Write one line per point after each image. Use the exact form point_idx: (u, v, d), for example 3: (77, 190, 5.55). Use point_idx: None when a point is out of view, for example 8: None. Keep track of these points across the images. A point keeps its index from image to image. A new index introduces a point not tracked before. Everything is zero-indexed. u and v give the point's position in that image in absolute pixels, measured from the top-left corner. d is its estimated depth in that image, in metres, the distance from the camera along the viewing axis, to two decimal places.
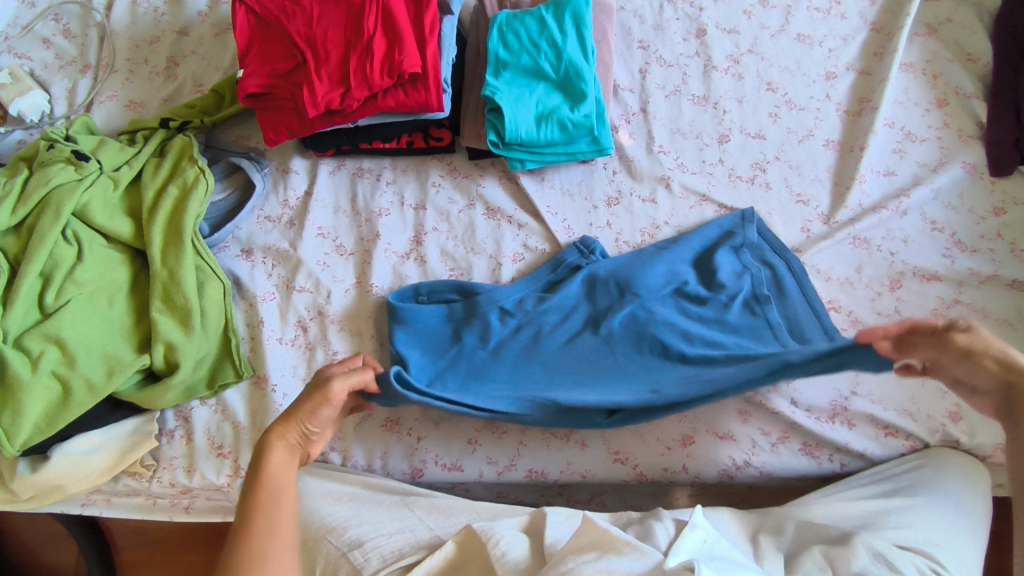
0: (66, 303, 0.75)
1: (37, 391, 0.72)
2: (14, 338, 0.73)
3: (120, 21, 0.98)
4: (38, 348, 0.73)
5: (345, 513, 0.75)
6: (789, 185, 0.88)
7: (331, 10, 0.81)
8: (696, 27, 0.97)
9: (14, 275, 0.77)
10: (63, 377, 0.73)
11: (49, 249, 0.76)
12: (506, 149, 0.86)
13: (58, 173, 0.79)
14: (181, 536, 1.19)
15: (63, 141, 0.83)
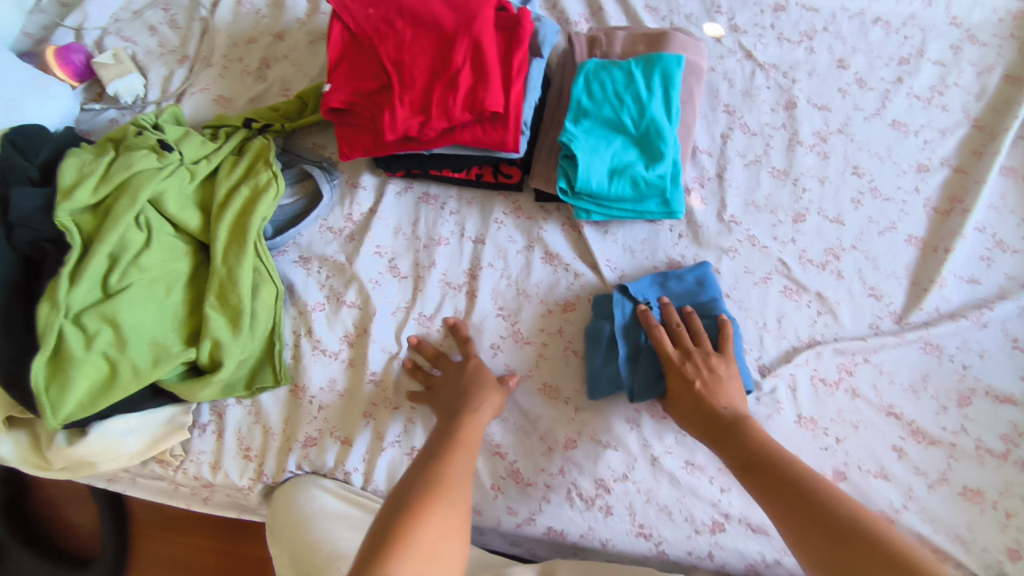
0: (127, 287, 0.77)
1: (86, 369, 0.74)
2: (74, 313, 0.75)
3: (223, 18, 1.02)
4: (95, 326, 0.75)
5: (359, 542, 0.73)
6: (862, 277, 0.85)
7: (422, 36, 0.80)
8: (786, 99, 0.94)
9: (84, 252, 0.78)
10: (113, 359, 0.75)
11: (121, 232, 0.78)
12: (574, 197, 0.85)
13: (142, 160, 0.82)
14: (191, 519, 1.25)
15: (151, 129, 0.86)
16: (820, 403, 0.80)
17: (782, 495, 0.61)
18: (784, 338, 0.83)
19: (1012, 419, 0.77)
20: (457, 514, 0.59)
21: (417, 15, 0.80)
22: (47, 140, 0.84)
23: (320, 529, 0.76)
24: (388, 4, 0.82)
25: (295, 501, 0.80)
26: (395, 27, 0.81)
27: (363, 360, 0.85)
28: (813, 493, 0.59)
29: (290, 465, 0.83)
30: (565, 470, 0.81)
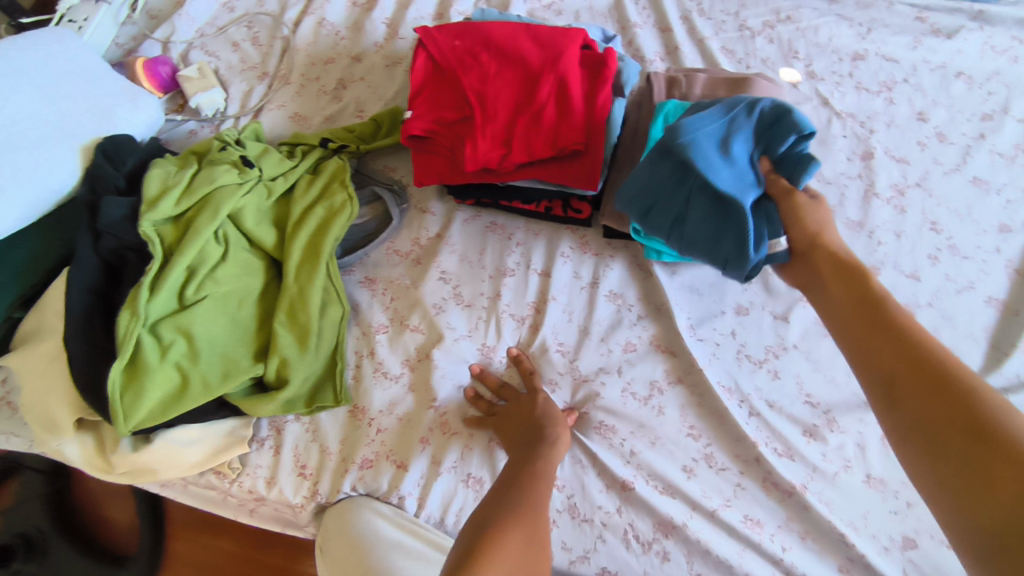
0: (203, 299, 0.79)
1: (159, 379, 0.75)
2: (151, 322, 0.77)
3: (304, 38, 1.04)
4: (172, 336, 0.77)
5: None
6: (938, 336, 0.82)
7: (507, 70, 0.80)
8: (863, 149, 0.93)
9: (163, 262, 0.80)
10: (185, 371, 0.77)
11: (201, 245, 0.80)
12: (645, 237, 0.84)
13: (224, 175, 0.83)
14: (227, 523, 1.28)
15: (234, 144, 0.88)
16: (891, 464, 0.78)
17: (895, 359, 0.58)
18: (854, 395, 0.81)
19: None
20: (534, 540, 0.62)
21: (503, 49, 0.81)
22: (135, 150, 0.88)
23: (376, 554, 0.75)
24: (474, 37, 0.83)
25: (350, 523, 0.79)
26: (479, 59, 0.82)
27: (423, 385, 0.85)
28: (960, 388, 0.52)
29: (345, 486, 0.82)
30: (623, 512, 0.79)
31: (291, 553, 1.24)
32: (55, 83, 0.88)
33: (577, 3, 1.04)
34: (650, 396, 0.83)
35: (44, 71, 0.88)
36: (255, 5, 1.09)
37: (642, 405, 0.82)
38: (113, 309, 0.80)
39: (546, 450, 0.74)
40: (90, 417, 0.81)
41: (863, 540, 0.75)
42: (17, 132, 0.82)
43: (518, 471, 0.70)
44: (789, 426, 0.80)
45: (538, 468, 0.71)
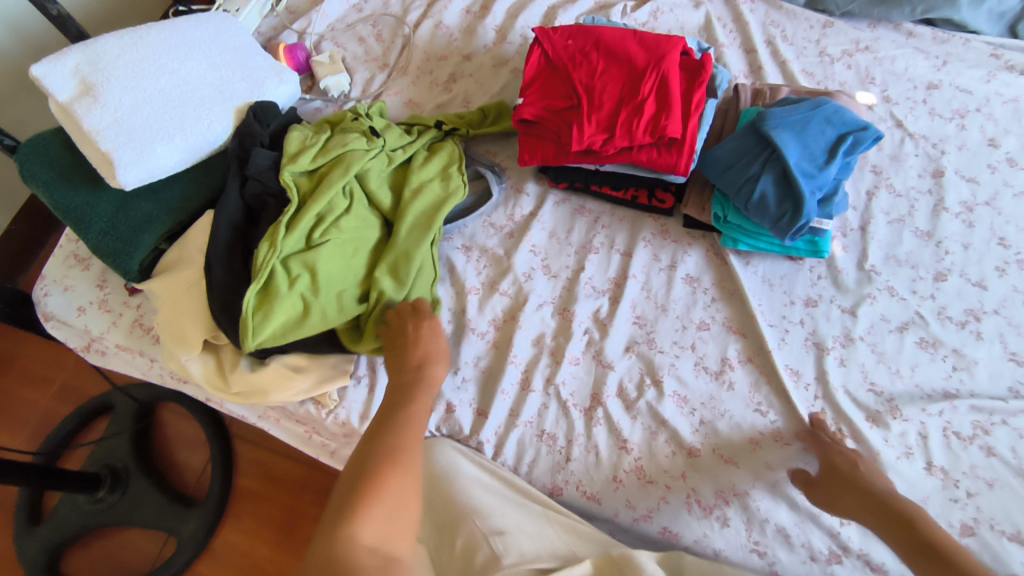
0: (327, 242, 0.89)
1: (286, 305, 0.84)
2: (283, 256, 0.87)
3: (423, 37, 1.18)
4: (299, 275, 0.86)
5: (491, 503, 0.81)
6: (1003, 342, 0.86)
7: (613, 68, 0.91)
8: (934, 167, 0.99)
9: (297, 208, 0.91)
10: (308, 301, 0.86)
11: (331, 196, 0.91)
12: (725, 225, 0.92)
13: (355, 142, 0.95)
14: (269, 492, 1.33)
15: (364, 117, 1.01)
16: (954, 456, 0.81)
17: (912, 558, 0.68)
18: (918, 388, 0.85)
19: None
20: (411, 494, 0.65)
21: (612, 50, 0.92)
22: (277, 116, 1.01)
23: (466, 487, 0.83)
24: (586, 39, 0.94)
25: (439, 455, 0.87)
26: (589, 58, 0.93)
27: (507, 343, 0.93)
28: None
29: (430, 425, 0.90)
30: (688, 478, 0.84)
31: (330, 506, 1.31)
32: (219, 55, 1.03)
33: (670, 22, 1.15)
34: (722, 371, 0.89)
35: (211, 45, 1.03)
36: (380, 7, 1.23)
37: (713, 379, 0.88)
38: (249, 245, 0.92)
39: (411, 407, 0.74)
40: (214, 339, 0.91)
41: None
42: (186, 92, 0.97)
43: (389, 417, 0.72)
44: (851, 409, 0.85)
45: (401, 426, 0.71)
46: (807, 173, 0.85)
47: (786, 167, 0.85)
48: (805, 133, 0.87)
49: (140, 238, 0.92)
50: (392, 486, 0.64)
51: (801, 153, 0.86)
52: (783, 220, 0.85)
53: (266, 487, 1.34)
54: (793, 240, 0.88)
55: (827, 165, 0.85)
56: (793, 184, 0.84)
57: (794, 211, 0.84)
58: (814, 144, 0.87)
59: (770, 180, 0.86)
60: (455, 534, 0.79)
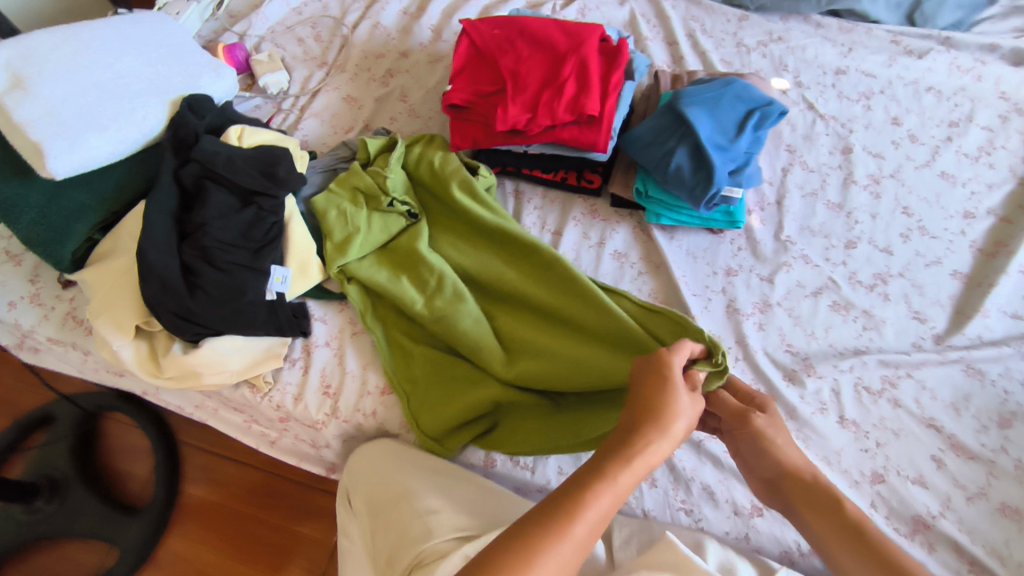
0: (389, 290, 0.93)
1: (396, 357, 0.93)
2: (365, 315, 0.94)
3: (360, 37, 1.21)
4: (440, 384, 0.90)
5: (429, 484, 0.80)
6: (908, 302, 0.92)
7: (537, 54, 0.95)
8: (843, 145, 1.05)
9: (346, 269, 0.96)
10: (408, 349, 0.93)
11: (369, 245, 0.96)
12: (647, 200, 0.97)
13: (397, 225, 0.98)
14: (219, 498, 1.31)
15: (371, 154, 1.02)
16: (864, 410, 0.85)
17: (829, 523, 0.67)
18: (831, 346, 0.89)
19: None
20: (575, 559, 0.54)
21: (535, 38, 0.96)
22: (213, 109, 1.03)
23: (411, 476, 0.82)
24: (511, 28, 0.98)
25: (393, 448, 0.88)
26: (514, 45, 0.97)
27: None
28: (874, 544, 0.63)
29: (365, 406, 0.91)
30: None
31: (289, 513, 1.29)
32: (156, 52, 1.05)
33: (597, 18, 1.21)
34: None
35: (148, 42, 1.05)
36: (320, 11, 1.27)
37: None
38: (184, 231, 0.92)
39: (640, 438, 0.62)
40: (147, 325, 0.91)
41: (836, 473, 0.81)
42: (121, 86, 0.98)
43: (597, 462, 0.61)
44: (771, 368, 0.88)
45: (625, 461, 0.60)
46: (718, 147, 0.90)
47: (698, 140, 0.90)
48: (716, 109, 0.92)
49: (73, 229, 0.93)
50: (560, 554, 0.53)
51: (711, 127, 0.91)
52: (699, 189, 0.89)
53: (222, 497, 1.31)
54: (708, 210, 0.92)
55: (738, 139, 0.91)
56: (706, 157, 0.89)
57: (707, 181, 0.89)
58: (724, 119, 0.92)
59: (686, 155, 0.90)
60: (393, 512, 0.77)
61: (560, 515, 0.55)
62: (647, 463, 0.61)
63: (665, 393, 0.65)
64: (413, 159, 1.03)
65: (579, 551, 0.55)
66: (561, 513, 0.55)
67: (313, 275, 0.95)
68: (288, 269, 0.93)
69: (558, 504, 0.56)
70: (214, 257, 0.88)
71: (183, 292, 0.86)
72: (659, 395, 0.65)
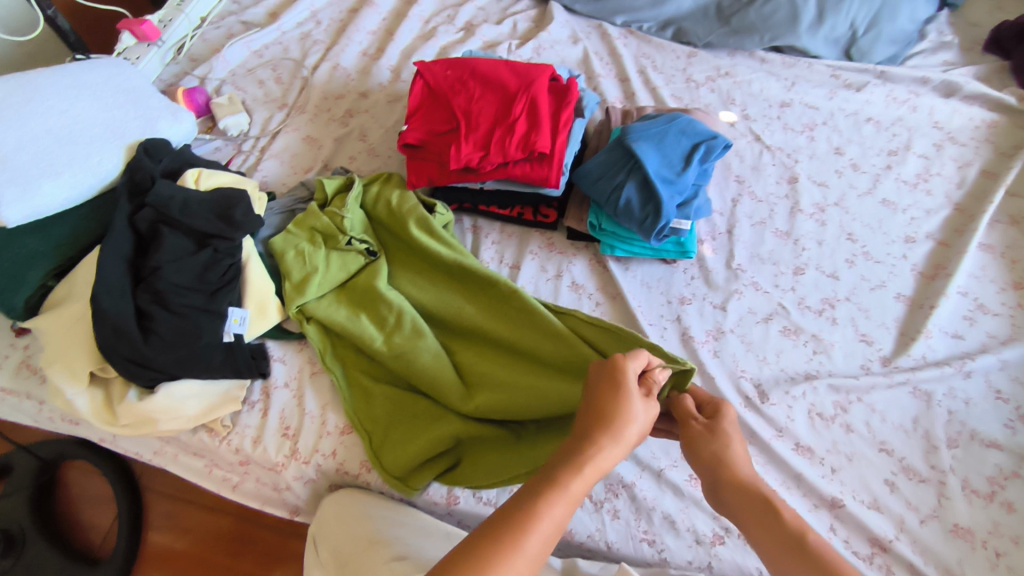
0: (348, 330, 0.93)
1: (356, 396, 0.93)
2: (325, 357, 0.94)
3: (320, 78, 1.24)
4: (402, 421, 0.90)
5: (397, 533, 0.78)
6: (855, 325, 0.94)
7: (488, 94, 0.98)
8: (789, 175, 1.09)
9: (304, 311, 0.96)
10: (369, 388, 0.92)
11: (326, 286, 0.97)
12: (600, 233, 0.99)
13: (356, 262, 0.99)
14: (191, 548, 1.26)
15: (327, 196, 1.03)
16: (818, 435, 0.86)
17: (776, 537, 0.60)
18: (783, 372, 0.91)
19: (998, 463, 0.82)
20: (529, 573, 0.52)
21: (487, 78, 0.99)
22: (170, 152, 1.04)
23: (387, 528, 0.80)
24: (463, 69, 1.01)
25: (357, 500, 0.87)
26: (466, 85, 1.00)
27: None
28: (817, 557, 0.57)
29: (324, 446, 0.90)
30: None
31: (261, 561, 1.23)
32: (113, 99, 1.06)
33: (551, 57, 1.25)
34: None
35: (104, 88, 1.06)
36: (281, 53, 1.29)
37: None
38: (140, 275, 0.92)
39: (591, 446, 0.61)
40: (101, 372, 0.90)
41: (793, 497, 0.82)
42: (77, 131, 0.99)
43: (550, 474, 0.60)
44: (726, 394, 0.90)
45: (578, 468, 0.60)
46: (665, 179, 0.93)
47: (646, 174, 0.92)
48: (663, 144, 0.95)
49: (26, 276, 0.92)
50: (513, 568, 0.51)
51: (658, 160, 0.94)
52: (648, 221, 0.92)
53: (192, 545, 1.26)
54: (659, 241, 0.95)
55: (684, 171, 0.94)
56: (654, 188, 0.92)
57: (656, 213, 0.91)
58: (671, 153, 0.95)
59: (635, 188, 0.93)
60: (359, 559, 0.74)
61: (511, 527, 0.54)
62: (597, 469, 0.60)
63: (619, 401, 0.65)
64: (371, 199, 1.05)
65: (533, 565, 0.53)
66: (514, 526, 0.54)
67: (272, 316, 0.95)
68: (246, 311, 0.93)
69: (510, 516, 0.55)
70: (168, 301, 0.87)
71: (137, 337, 0.85)
72: (614, 400, 0.65)
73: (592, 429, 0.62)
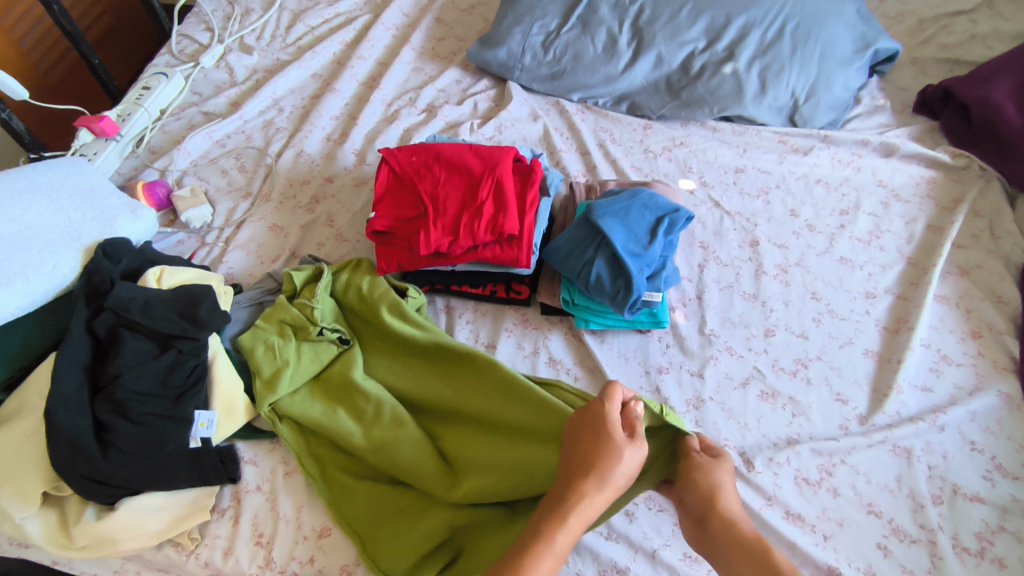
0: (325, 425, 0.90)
1: (337, 495, 0.88)
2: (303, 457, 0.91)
3: (285, 165, 1.24)
4: (388, 517, 0.85)
5: None
6: (829, 384, 0.96)
7: (454, 178, 1.00)
8: (750, 238, 1.13)
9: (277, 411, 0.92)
10: (350, 485, 0.88)
11: (299, 382, 0.94)
12: (574, 307, 1.00)
13: (328, 352, 0.97)
14: None
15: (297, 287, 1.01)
16: (807, 501, 0.86)
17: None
18: (766, 437, 0.91)
19: (982, 517, 0.83)
20: None
21: (451, 162, 1.01)
22: (129, 251, 1.01)
23: None
24: (428, 154, 1.03)
25: None
26: (432, 170, 1.01)
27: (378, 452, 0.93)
28: None
29: (301, 554, 0.85)
30: (571, 562, 0.84)
31: None
32: (69, 199, 1.03)
33: (513, 135, 1.28)
34: None
35: (60, 189, 1.04)
36: (243, 142, 1.30)
37: None
38: (97, 383, 0.87)
39: (575, 496, 0.68)
40: (55, 491, 0.84)
41: None
42: (30, 237, 0.96)
43: (537, 524, 0.68)
44: None
45: (562, 522, 0.67)
46: (633, 254, 0.95)
47: (614, 249, 0.94)
48: (627, 218, 0.98)
49: None
50: None
51: (624, 235, 0.96)
52: (619, 295, 0.93)
53: None
54: (632, 314, 0.96)
55: (651, 245, 0.96)
56: (623, 264, 0.93)
57: (627, 288, 0.92)
58: (636, 227, 0.97)
59: (604, 264, 0.94)
60: None
61: None
62: (581, 520, 0.68)
63: (602, 451, 0.71)
64: (340, 286, 1.03)
65: None
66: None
67: (240, 415, 0.91)
68: (213, 413, 0.89)
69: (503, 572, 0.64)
70: (129, 411, 0.83)
71: (95, 453, 0.81)
72: (595, 447, 0.72)
73: (577, 473, 0.70)
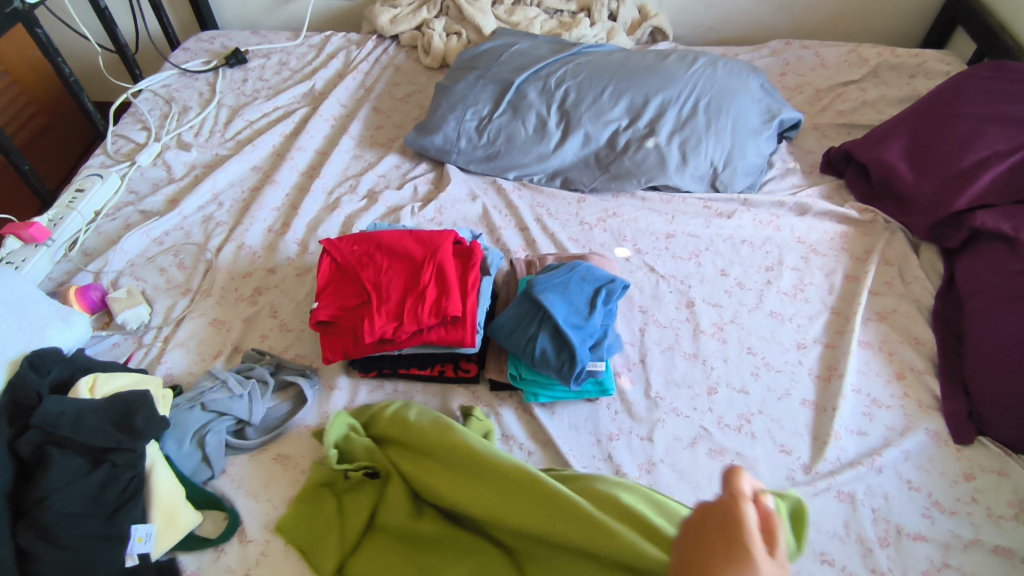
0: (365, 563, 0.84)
1: None
2: None
3: (225, 260, 1.24)
4: None
5: None
6: (772, 436, 0.99)
7: (396, 264, 1.02)
8: (685, 299, 1.18)
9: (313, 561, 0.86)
10: None
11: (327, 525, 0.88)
12: (522, 382, 1.01)
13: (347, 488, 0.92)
14: None
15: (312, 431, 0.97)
16: None
17: None
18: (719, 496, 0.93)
19: (927, 555, 0.86)
20: None
21: (393, 249, 1.04)
22: (60, 360, 0.98)
23: None
24: (369, 243, 1.05)
25: None
26: (374, 259, 1.04)
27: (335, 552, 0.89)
28: None
29: None
30: None
31: None
32: None
33: (454, 215, 1.33)
34: None
35: None
36: (182, 239, 1.29)
37: None
38: (21, 507, 0.82)
39: None
40: None
41: None
42: None
43: None
44: None
45: None
46: (575, 327, 0.98)
47: (555, 324, 0.97)
48: (565, 292, 1.01)
49: None
50: None
51: (564, 308, 0.99)
52: (565, 367, 0.95)
53: None
54: (579, 385, 0.98)
55: (591, 316, 1.00)
56: (566, 337, 0.96)
57: (572, 360, 0.95)
58: (575, 300, 1.01)
59: (549, 339, 0.97)
60: None
61: None
62: None
63: None
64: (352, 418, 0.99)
65: None
66: None
67: (184, 524, 0.86)
68: (151, 526, 0.84)
69: None
70: (57, 534, 0.78)
71: None
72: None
73: None
